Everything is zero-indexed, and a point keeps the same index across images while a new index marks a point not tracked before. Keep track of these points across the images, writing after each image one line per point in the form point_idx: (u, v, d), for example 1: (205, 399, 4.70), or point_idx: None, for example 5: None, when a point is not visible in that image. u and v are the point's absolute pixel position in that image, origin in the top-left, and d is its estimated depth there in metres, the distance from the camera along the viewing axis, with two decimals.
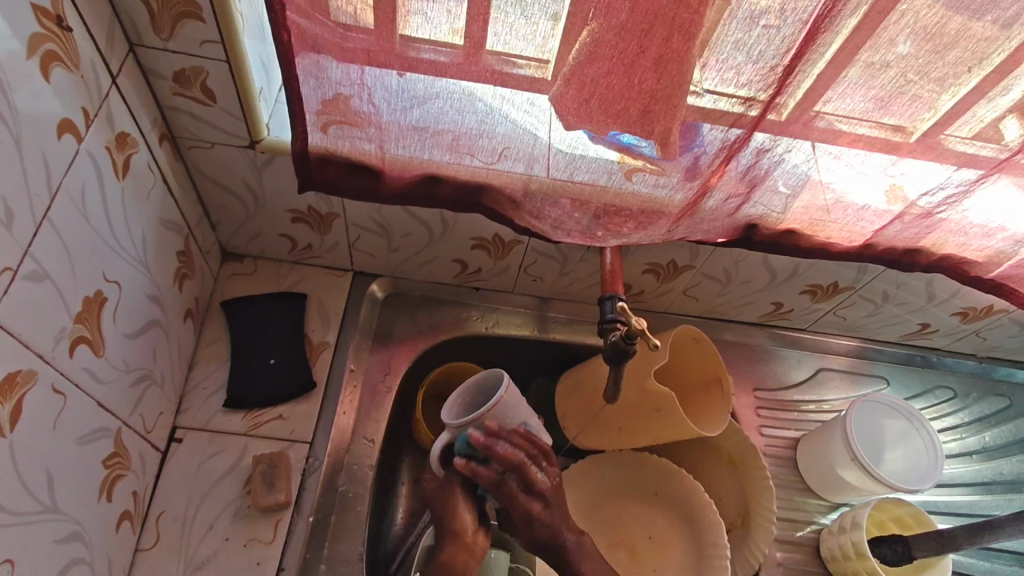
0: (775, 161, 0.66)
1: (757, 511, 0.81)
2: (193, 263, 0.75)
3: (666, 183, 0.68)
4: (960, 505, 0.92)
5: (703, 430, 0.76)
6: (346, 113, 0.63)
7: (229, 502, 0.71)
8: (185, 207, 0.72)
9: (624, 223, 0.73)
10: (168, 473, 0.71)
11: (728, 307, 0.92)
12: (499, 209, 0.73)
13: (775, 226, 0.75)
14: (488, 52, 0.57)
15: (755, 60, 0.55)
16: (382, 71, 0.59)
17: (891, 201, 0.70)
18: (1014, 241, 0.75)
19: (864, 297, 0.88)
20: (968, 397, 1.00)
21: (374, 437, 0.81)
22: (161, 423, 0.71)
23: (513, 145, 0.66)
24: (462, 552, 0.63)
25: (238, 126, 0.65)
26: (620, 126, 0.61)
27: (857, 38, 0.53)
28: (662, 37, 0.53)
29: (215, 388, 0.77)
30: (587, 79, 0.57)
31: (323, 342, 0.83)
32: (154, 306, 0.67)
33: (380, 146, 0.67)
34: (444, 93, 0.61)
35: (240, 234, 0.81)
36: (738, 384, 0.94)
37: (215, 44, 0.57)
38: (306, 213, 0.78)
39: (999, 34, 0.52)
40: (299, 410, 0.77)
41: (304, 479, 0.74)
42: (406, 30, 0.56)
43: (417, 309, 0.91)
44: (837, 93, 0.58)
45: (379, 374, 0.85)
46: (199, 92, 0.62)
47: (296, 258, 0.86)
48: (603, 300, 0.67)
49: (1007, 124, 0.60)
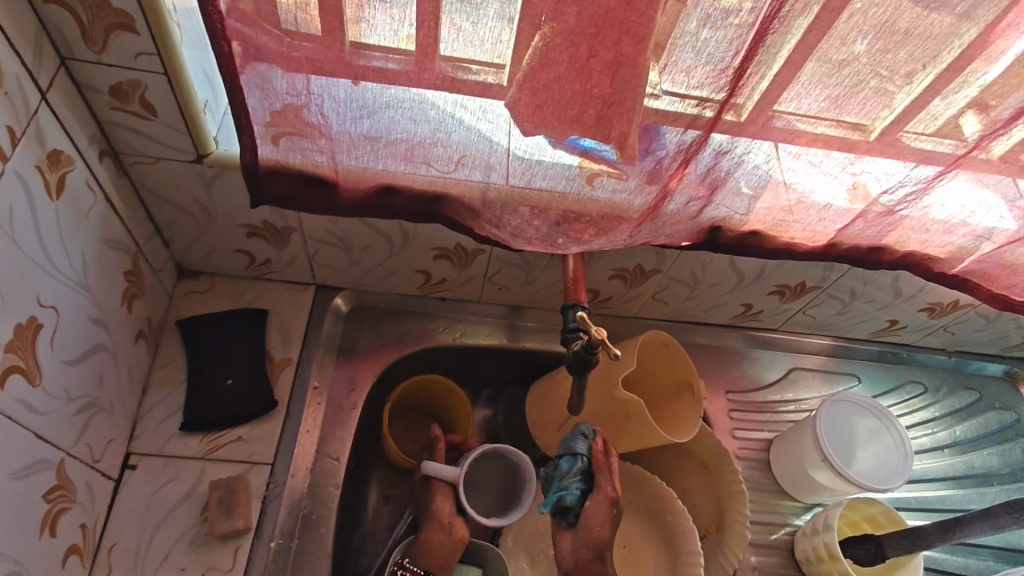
0: (734, 163, 0.65)
1: (731, 515, 0.81)
2: (143, 283, 0.73)
3: (625, 187, 0.67)
4: (932, 501, 0.92)
5: (674, 436, 0.75)
6: (295, 124, 0.62)
7: (185, 530, 0.68)
8: (132, 225, 0.69)
9: (584, 230, 0.72)
10: (122, 503, 0.68)
11: (697, 311, 0.92)
12: (459, 219, 0.71)
13: (739, 228, 0.74)
14: (442, 58, 0.55)
15: (709, 58, 0.54)
16: (329, 80, 0.58)
17: (852, 199, 0.70)
18: (975, 237, 0.74)
19: (833, 295, 0.88)
20: (938, 391, 1.00)
21: (339, 454, 0.78)
22: (112, 450, 0.68)
23: (469, 153, 0.64)
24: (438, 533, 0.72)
25: (183, 140, 0.63)
26: (578, 131, 0.60)
27: (810, 39, 0.53)
28: (613, 41, 0.52)
29: (171, 411, 0.74)
30: (540, 84, 0.56)
31: (285, 359, 0.80)
32: (98, 329, 0.64)
33: (332, 157, 0.65)
34: (395, 102, 0.60)
35: (194, 251, 0.79)
36: (710, 388, 0.93)
37: (151, 56, 0.55)
38: (262, 228, 0.75)
39: (950, 32, 0.53)
40: (259, 431, 0.75)
41: (264, 505, 0.71)
42: (357, 37, 0.54)
43: (381, 322, 0.89)
44: (793, 94, 0.58)
45: (344, 391, 0.82)
46: (139, 106, 0.60)
47: (254, 274, 0.83)
48: (568, 308, 0.66)
49: (966, 120, 0.60)
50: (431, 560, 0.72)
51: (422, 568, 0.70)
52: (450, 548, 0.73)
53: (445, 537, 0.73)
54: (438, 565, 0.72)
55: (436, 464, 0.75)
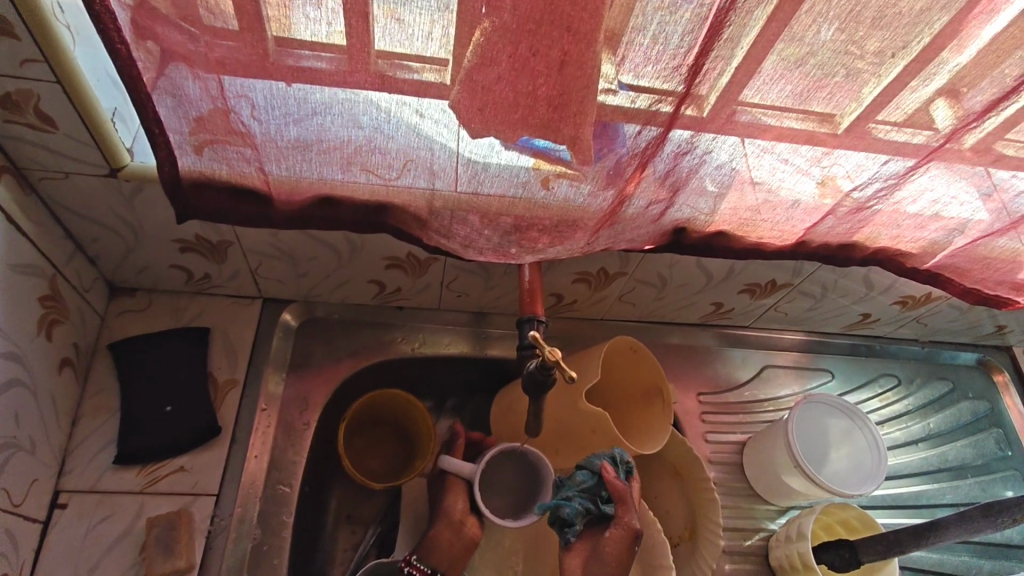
0: (696, 162, 0.61)
1: (704, 524, 0.78)
2: (65, 307, 0.67)
3: (581, 191, 0.62)
4: (906, 497, 0.91)
5: (643, 448, 0.72)
6: (216, 131, 0.56)
7: (122, 572, 0.63)
8: (47, 246, 0.63)
9: (540, 238, 0.67)
10: (52, 546, 0.63)
11: (667, 311, 0.88)
12: (406, 229, 0.66)
13: (704, 228, 0.70)
14: (377, 54, 0.49)
15: (662, 52, 0.50)
16: (247, 84, 0.52)
17: (821, 196, 0.66)
18: (947, 231, 0.71)
19: (805, 291, 0.85)
20: (912, 383, 0.98)
21: (292, 480, 0.74)
22: (36, 490, 0.63)
23: (411, 160, 0.59)
24: (448, 532, 0.71)
25: (92, 153, 0.57)
26: (530, 132, 0.55)
27: (771, 30, 0.49)
28: (557, 36, 0.47)
29: (105, 442, 0.69)
30: (478, 85, 0.51)
31: (231, 380, 0.75)
32: (9, 363, 0.59)
33: (260, 166, 0.60)
34: (324, 106, 0.54)
35: (125, 268, 0.73)
36: (681, 390, 0.90)
37: (39, 63, 0.49)
38: (195, 242, 0.70)
39: (920, 20, 0.49)
40: (203, 460, 0.70)
41: (209, 540, 0.67)
42: (282, 33, 0.48)
43: (335, 334, 0.84)
44: (756, 88, 0.53)
45: (296, 410, 0.78)
46: (35, 118, 0.53)
47: (194, 289, 0.78)
48: (523, 323, 0.63)
49: (937, 108, 0.56)
50: (440, 559, 0.70)
51: (431, 567, 0.70)
52: (459, 547, 0.71)
53: (453, 535, 0.71)
54: (447, 566, 0.71)
55: (454, 459, 0.73)
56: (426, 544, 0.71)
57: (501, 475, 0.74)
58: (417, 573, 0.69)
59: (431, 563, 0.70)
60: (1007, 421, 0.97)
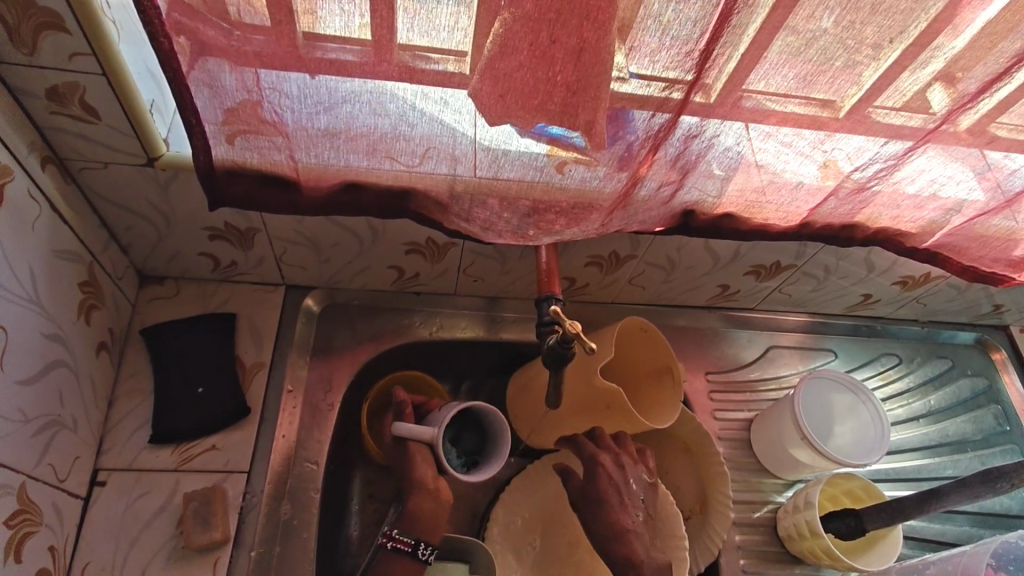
0: (705, 145, 0.64)
1: (714, 497, 0.82)
2: (101, 293, 0.70)
3: (595, 174, 0.65)
4: (908, 471, 0.94)
5: (656, 422, 0.75)
6: (250, 121, 0.59)
7: (161, 545, 0.66)
8: (85, 234, 0.66)
9: (556, 221, 0.70)
10: (93, 521, 0.66)
11: (675, 294, 0.91)
12: (427, 213, 0.69)
13: (712, 210, 0.73)
14: (402, 46, 0.53)
15: (674, 40, 0.53)
16: (281, 76, 0.55)
17: (824, 177, 0.69)
18: (944, 211, 0.74)
19: (808, 273, 0.88)
20: (912, 361, 1.02)
21: (318, 458, 0.77)
22: (78, 468, 0.66)
23: (434, 146, 0.62)
24: (426, 500, 0.70)
25: (132, 143, 0.60)
26: (545, 118, 0.58)
27: (775, 18, 0.52)
28: (574, 25, 0.50)
29: (140, 423, 0.72)
30: (500, 74, 0.54)
31: (258, 364, 0.78)
32: (54, 345, 0.62)
33: (291, 155, 0.62)
34: (353, 96, 0.57)
35: (156, 257, 0.76)
36: (690, 370, 0.94)
37: (87, 56, 0.52)
38: (224, 230, 0.73)
39: (916, 6, 0.51)
40: (233, 439, 0.73)
41: (242, 515, 0.70)
42: (311, 28, 0.51)
43: (356, 319, 0.87)
44: (762, 74, 0.56)
45: (320, 393, 0.81)
46: (80, 109, 0.56)
47: (221, 276, 0.81)
48: (541, 302, 0.66)
49: (933, 93, 0.59)
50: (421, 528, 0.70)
51: (414, 538, 0.70)
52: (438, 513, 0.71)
53: (433, 505, 0.71)
54: (434, 532, 0.71)
55: (410, 426, 0.71)
56: (407, 516, 0.70)
57: (460, 428, 0.75)
58: (400, 547, 0.69)
59: (414, 534, 0.70)
60: (1005, 397, 1.00)
